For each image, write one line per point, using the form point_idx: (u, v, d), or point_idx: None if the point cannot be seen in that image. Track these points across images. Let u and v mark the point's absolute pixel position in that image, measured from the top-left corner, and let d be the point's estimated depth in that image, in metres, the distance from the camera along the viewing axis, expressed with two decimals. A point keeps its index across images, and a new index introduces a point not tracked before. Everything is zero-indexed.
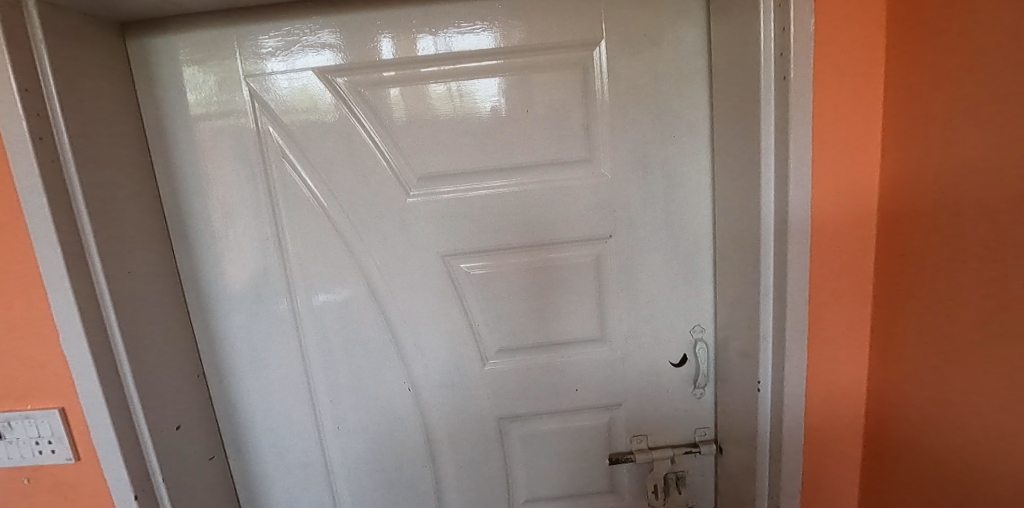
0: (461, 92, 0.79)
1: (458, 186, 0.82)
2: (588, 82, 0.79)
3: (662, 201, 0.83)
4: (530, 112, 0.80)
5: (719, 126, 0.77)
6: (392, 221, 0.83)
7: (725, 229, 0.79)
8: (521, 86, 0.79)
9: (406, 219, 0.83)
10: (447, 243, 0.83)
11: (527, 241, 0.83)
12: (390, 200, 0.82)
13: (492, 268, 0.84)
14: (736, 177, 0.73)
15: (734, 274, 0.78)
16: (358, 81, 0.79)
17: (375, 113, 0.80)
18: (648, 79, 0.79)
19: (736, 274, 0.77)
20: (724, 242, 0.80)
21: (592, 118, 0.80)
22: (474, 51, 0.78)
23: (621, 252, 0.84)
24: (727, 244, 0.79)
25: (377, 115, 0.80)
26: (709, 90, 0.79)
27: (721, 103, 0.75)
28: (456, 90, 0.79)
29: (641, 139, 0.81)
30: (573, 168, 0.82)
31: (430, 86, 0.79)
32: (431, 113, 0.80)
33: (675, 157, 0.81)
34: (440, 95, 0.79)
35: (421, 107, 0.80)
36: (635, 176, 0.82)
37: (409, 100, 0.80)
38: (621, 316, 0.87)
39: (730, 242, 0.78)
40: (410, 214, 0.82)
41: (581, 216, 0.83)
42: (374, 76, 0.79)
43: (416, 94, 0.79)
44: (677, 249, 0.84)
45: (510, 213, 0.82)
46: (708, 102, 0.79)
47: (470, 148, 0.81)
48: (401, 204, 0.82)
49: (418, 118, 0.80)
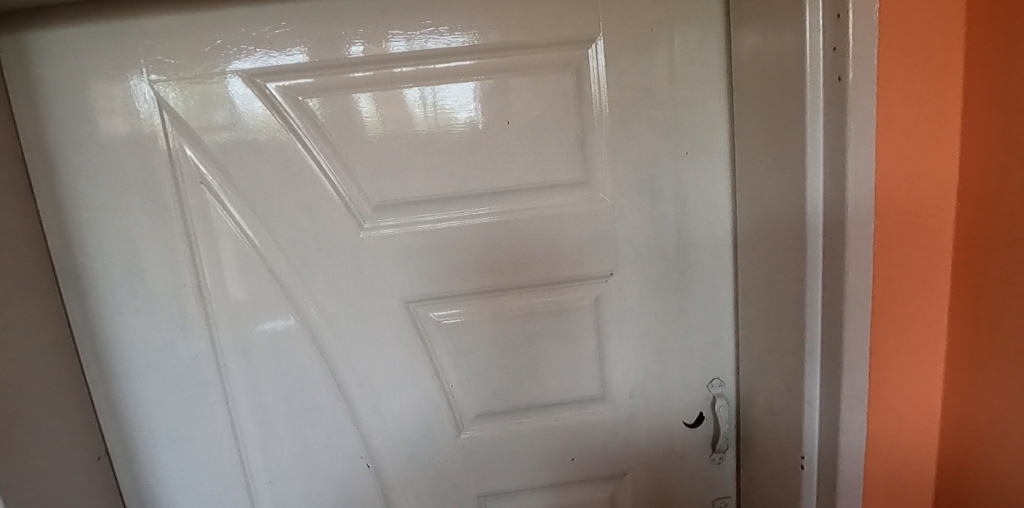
0: (444, 101, 0.64)
1: (438, 213, 0.66)
2: (582, 86, 0.65)
3: (674, 231, 0.68)
4: (512, 125, 0.65)
5: (744, 141, 0.63)
6: (344, 262, 0.67)
7: (750, 266, 0.65)
8: (500, 94, 0.64)
9: (360, 258, 0.67)
10: (412, 285, 0.67)
11: (515, 281, 0.68)
12: (339, 235, 0.66)
13: (491, 313, 0.69)
14: (769, 203, 0.59)
15: (764, 321, 0.64)
16: (316, 86, 0.63)
17: (320, 129, 0.64)
18: (657, 84, 0.65)
19: (767, 321, 0.63)
20: (749, 281, 0.66)
21: (589, 131, 0.66)
22: (451, 50, 0.63)
23: (624, 294, 0.69)
24: (753, 284, 0.65)
25: (320, 131, 0.64)
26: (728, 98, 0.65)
27: (746, 114, 0.61)
28: (438, 100, 0.64)
29: (648, 156, 0.66)
30: (566, 193, 0.67)
31: (404, 94, 0.64)
32: (407, 127, 0.64)
33: (688, 180, 0.67)
34: (415, 105, 0.64)
35: (395, 119, 0.64)
36: (641, 202, 0.67)
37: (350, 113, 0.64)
38: (626, 369, 0.72)
39: (758, 283, 0.64)
40: (365, 252, 0.66)
41: (575, 251, 0.68)
42: (304, 84, 0.63)
43: (390, 104, 0.64)
44: (692, 289, 0.70)
45: (487, 250, 0.67)
46: (729, 112, 0.66)
47: (439, 170, 0.65)
48: (352, 240, 0.66)
49: (394, 132, 0.64)
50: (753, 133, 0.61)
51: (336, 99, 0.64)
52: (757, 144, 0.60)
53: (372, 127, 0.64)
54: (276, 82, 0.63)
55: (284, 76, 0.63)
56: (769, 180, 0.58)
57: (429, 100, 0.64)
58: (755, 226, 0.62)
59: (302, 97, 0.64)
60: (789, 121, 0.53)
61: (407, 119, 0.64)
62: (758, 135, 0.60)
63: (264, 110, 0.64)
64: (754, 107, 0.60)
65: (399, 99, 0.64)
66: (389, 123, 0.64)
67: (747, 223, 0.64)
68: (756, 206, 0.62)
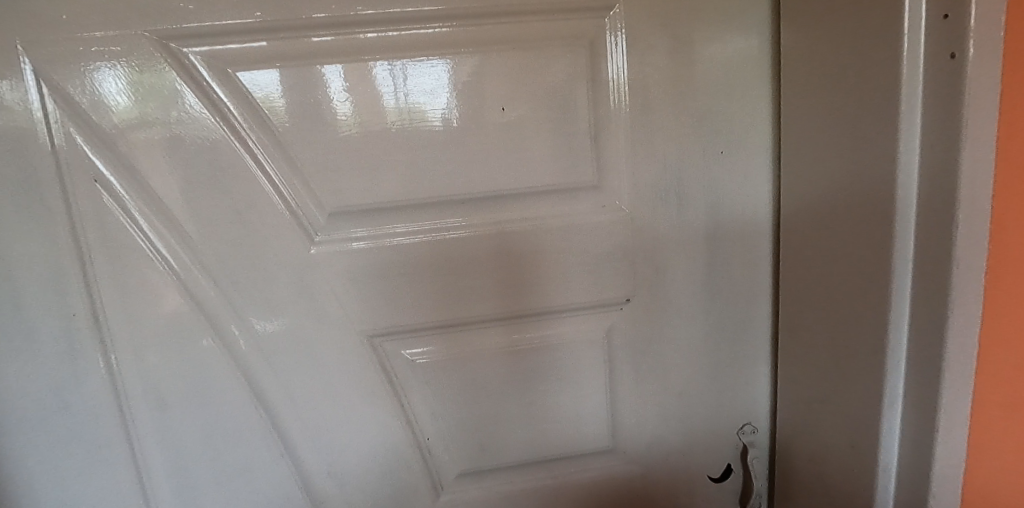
0: (424, 83, 0.50)
1: (418, 224, 0.52)
2: (597, 66, 0.51)
3: (703, 247, 0.56)
4: (509, 114, 0.51)
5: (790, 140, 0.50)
6: (291, 286, 0.52)
7: (794, 294, 0.52)
8: (493, 73, 0.50)
9: (308, 279, 0.52)
10: (376, 316, 0.53)
11: (524, 307, 0.55)
12: (282, 250, 0.51)
13: (505, 347, 0.55)
14: (829, 216, 0.47)
15: (816, 362, 0.51)
16: (279, 55, 0.48)
17: (257, 112, 0.49)
18: (685, 68, 0.52)
19: (819, 363, 0.51)
20: (791, 311, 0.53)
21: (603, 124, 0.52)
22: (465, 11, 0.49)
23: (642, 325, 0.57)
24: (798, 315, 0.53)
25: (257, 113, 0.49)
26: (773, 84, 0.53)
27: (794, 105, 0.48)
28: (417, 81, 0.49)
29: (674, 156, 0.54)
30: (574, 200, 0.54)
31: (374, 72, 0.49)
32: (387, 115, 0.50)
33: (723, 187, 0.55)
34: (391, 87, 0.49)
35: (371, 105, 0.49)
36: (664, 212, 0.55)
37: (270, 95, 0.48)
38: (641, 415, 0.59)
39: (807, 315, 0.51)
40: (314, 273, 0.52)
41: (583, 273, 0.55)
42: (238, 50, 0.47)
43: (360, 86, 0.49)
44: (721, 317, 0.58)
45: (473, 271, 0.53)
46: (773, 102, 0.53)
47: (411, 168, 0.51)
48: (300, 258, 0.51)
49: (374, 122, 0.50)
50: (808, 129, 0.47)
51: (279, 73, 0.48)
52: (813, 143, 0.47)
53: (345, 115, 0.49)
54: (199, 47, 0.47)
55: (215, 41, 0.47)
56: (830, 188, 0.46)
57: (406, 81, 0.49)
58: (807, 246, 0.50)
59: (231, 69, 0.48)
60: (869, 112, 0.41)
61: (387, 104, 0.49)
62: (817, 132, 0.46)
63: (184, 85, 0.48)
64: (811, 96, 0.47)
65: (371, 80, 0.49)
66: (365, 111, 0.49)
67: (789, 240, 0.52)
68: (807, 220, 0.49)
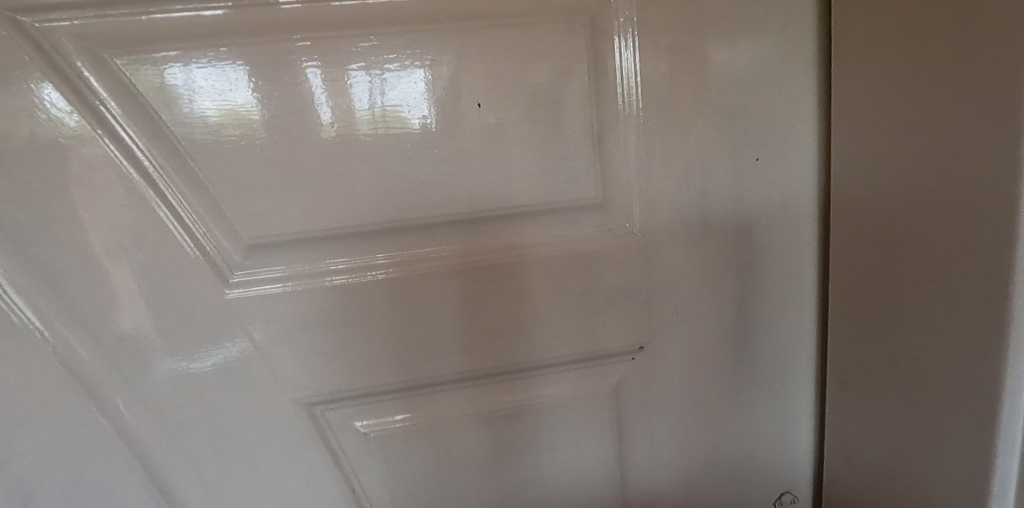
0: (404, 79, 0.38)
1: (365, 258, 0.40)
2: (601, 51, 0.40)
3: (734, 278, 0.45)
4: (492, 112, 0.39)
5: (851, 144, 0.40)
6: (200, 345, 0.39)
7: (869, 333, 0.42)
8: (471, 59, 0.38)
9: (222, 335, 0.39)
10: (315, 383, 0.40)
11: (510, 360, 0.43)
12: (186, 298, 0.38)
13: (486, 410, 0.44)
14: (917, 243, 0.36)
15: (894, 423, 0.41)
16: (171, 32, 0.34)
17: (141, 112, 0.35)
18: (712, 55, 0.41)
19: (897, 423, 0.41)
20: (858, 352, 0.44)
21: (609, 125, 0.41)
22: None
23: (657, 378, 0.45)
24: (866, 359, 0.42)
25: (144, 112, 0.35)
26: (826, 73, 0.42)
27: (867, 102, 0.38)
28: (401, 81, 0.38)
29: (700, 164, 0.42)
30: (572, 224, 0.42)
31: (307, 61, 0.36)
32: (361, 124, 0.38)
33: (756, 204, 0.44)
34: (367, 88, 0.37)
35: (353, 108, 0.37)
36: (687, 235, 0.43)
37: (230, 99, 0.36)
38: (656, 484, 0.48)
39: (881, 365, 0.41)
40: (230, 328, 0.39)
41: (583, 317, 0.43)
42: (106, 27, 0.34)
43: (290, 77, 0.36)
44: (755, 363, 0.47)
45: (444, 317, 0.42)
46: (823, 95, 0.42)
47: (362, 186, 0.39)
48: (210, 309, 0.38)
49: (308, 127, 0.37)
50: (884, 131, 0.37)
51: (175, 58, 0.35)
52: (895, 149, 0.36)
53: (327, 121, 0.37)
54: (73, 18, 0.33)
55: (83, 10, 0.33)
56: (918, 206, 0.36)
57: (364, 73, 0.37)
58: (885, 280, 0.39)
59: (107, 55, 0.34)
60: (988, 105, 0.30)
61: (363, 110, 0.38)
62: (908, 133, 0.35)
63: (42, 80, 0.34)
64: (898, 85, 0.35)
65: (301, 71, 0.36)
66: (348, 116, 0.37)
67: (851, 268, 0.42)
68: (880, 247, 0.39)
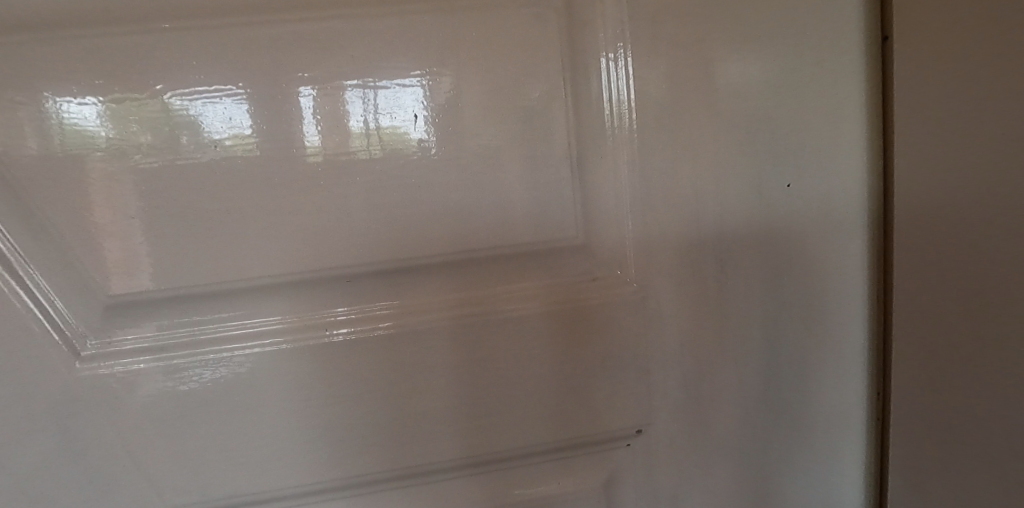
0: (406, 94, 0.29)
1: (274, 318, 0.31)
2: (583, 48, 0.30)
3: (759, 339, 0.34)
4: (438, 124, 0.30)
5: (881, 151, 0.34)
6: (41, 440, 0.29)
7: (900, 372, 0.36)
8: (410, 55, 0.29)
9: (74, 426, 0.29)
10: (208, 482, 0.31)
11: (466, 444, 0.34)
12: (22, 378, 0.28)
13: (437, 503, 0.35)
14: (963, 274, 0.30)
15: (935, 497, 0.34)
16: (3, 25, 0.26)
17: None
18: (729, 53, 0.32)
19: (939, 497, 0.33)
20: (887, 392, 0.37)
21: (595, 143, 0.31)
22: None
23: (660, 466, 0.35)
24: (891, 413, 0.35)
25: None
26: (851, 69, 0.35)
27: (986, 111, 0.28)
28: (403, 96, 0.29)
29: (713, 192, 0.33)
30: (546, 271, 0.33)
31: (192, 61, 0.28)
32: (355, 146, 0.29)
33: (785, 246, 0.34)
34: (364, 103, 0.29)
35: (348, 127, 0.29)
36: (697, 283, 0.33)
37: (236, 121, 0.28)
38: None
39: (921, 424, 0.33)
40: (84, 415, 0.29)
41: (560, 391, 0.34)
42: None
43: (174, 85, 0.28)
44: (787, 448, 0.36)
45: (381, 392, 0.32)
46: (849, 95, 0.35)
47: (266, 223, 0.29)
48: (54, 391, 0.28)
49: (193, 148, 0.28)
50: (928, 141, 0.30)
51: (9, 59, 0.26)
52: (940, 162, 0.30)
53: (314, 141, 0.29)
54: None
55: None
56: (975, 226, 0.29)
57: (270, 78, 0.28)
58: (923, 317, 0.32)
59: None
60: None
61: (356, 130, 0.29)
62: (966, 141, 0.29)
63: None
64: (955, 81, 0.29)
65: (186, 74, 0.28)
66: (270, 134, 0.29)
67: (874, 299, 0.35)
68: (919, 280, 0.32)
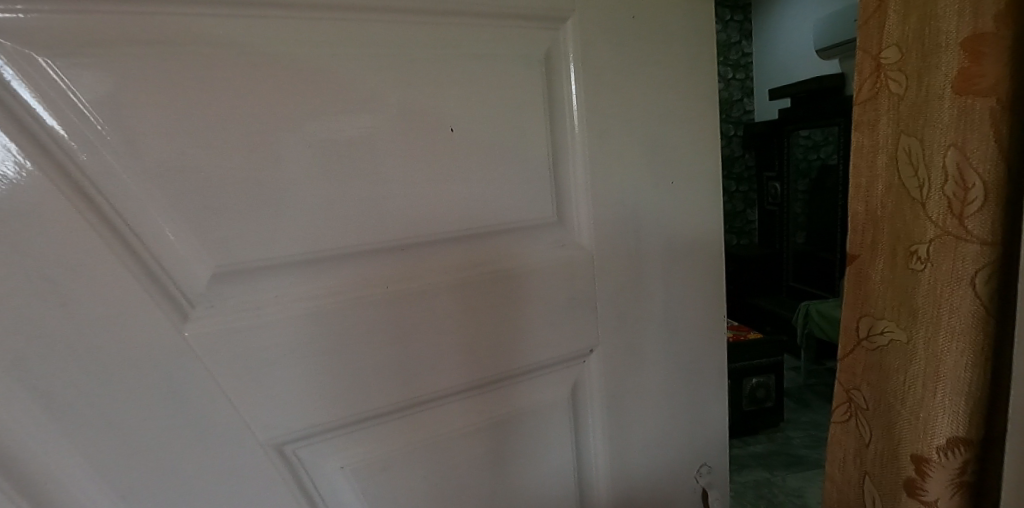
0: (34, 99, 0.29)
1: (342, 278, 0.39)
2: (553, 87, 0.45)
3: (661, 284, 0.52)
4: (463, 132, 0.41)
5: (879, 144, 0.47)
6: (147, 394, 0.33)
7: (881, 337, 0.48)
8: (445, 83, 0.41)
9: (177, 380, 0.33)
10: (288, 419, 0.37)
11: (485, 373, 0.44)
12: (134, 339, 0.32)
13: (457, 424, 0.44)
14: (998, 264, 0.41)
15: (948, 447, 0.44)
16: (137, 38, 0.31)
17: (87, 127, 0.30)
18: (639, 95, 0.49)
19: (935, 498, 0.45)
20: (867, 353, 0.50)
21: (562, 151, 0.46)
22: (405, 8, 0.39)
23: (606, 376, 0.50)
24: (904, 391, 0.46)
25: (93, 129, 0.30)
26: (857, 81, 0.48)
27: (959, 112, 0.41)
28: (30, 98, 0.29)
29: (632, 182, 0.49)
30: (534, 239, 0.45)
31: (289, 79, 0.35)
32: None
33: (675, 220, 0.52)
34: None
35: None
36: (625, 246, 0.49)
37: (251, 125, 0.34)
38: (609, 474, 0.52)
39: (966, 406, 0.43)
40: (190, 369, 0.34)
41: (548, 327, 0.47)
42: (56, 28, 0.29)
43: (272, 97, 0.35)
44: (677, 355, 0.55)
45: (421, 339, 0.41)
46: (861, 103, 0.48)
47: (338, 205, 0.38)
48: (164, 350, 0.33)
49: (287, 146, 0.36)
50: (946, 135, 0.41)
51: (138, 70, 0.31)
52: (928, 175, 0.43)
53: (258, 147, 0.35)
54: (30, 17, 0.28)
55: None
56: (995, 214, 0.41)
57: (348, 95, 0.37)
58: (954, 294, 0.42)
59: (38, 57, 0.29)
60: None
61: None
62: (988, 155, 0.40)
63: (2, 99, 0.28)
64: (981, 81, 0.39)
65: (283, 90, 0.35)
66: (346, 138, 0.38)
67: (875, 262, 0.49)
68: (942, 273, 0.42)
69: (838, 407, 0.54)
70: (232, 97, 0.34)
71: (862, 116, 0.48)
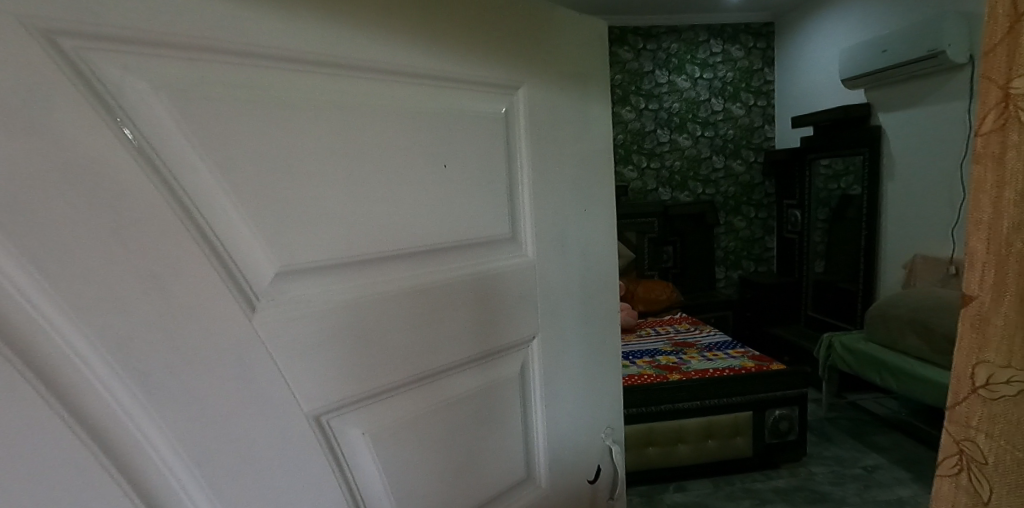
0: None
1: (369, 279, 0.48)
2: (511, 138, 0.60)
3: (579, 286, 0.69)
4: (452, 167, 0.54)
5: (1008, 184, 0.40)
6: (225, 372, 0.39)
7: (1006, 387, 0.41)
8: (441, 131, 0.53)
9: (248, 361, 0.40)
10: (328, 390, 0.45)
11: (467, 355, 0.56)
12: (216, 326, 0.39)
13: (446, 397, 0.55)
14: None
15: None
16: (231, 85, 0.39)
17: (191, 151, 0.38)
18: (564, 147, 0.67)
19: None
20: (987, 403, 0.42)
21: (517, 185, 0.61)
22: (415, 74, 0.51)
23: (546, 357, 0.65)
24: None
25: (193, 152, 0.38)
26: (976, 110, 0.42)
27: None
28: None
29: (562, 211, 0.66)
30: (498, 251, 0.59)
31: (337, 122, 0.45)
32: None
33: (587, 238, 0.70)
34: None
35: None
36: (558, 257, 0.66)
37: (308, 155, 0.44)
38: (548, 436, 0.67)
39: None
40: (258, 350, 0.41)
41: (509, 318, 0.60)
42: (176, 74, 0.37)
43: (325, 135, 0.45)
44: (590, 341, 0.72)
45: (425, 328, 0.52)
46: (980, 134, 0.42)
47: (373, 221, 0.48)
48: (240, 334, 0.40)
49: (334, 173, 0.45)
50: None
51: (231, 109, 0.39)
52: None
53: (312, 172, 0.44)
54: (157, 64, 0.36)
55: (147, 41, 0.35)
56: None
57: (376, 136, 0.48)
58: None
59: (160, 95, 0.36)
60: None
61: None
62: None
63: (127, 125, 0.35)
64: None
65: (333, 129, 0.45)
66: (374, 168, 0.48)
67: (996, 314, 0.41)
68: None
69: (944, 458, 0.44)
70: (297, 133, 0.43)
71: (983, 150, 0.42)
